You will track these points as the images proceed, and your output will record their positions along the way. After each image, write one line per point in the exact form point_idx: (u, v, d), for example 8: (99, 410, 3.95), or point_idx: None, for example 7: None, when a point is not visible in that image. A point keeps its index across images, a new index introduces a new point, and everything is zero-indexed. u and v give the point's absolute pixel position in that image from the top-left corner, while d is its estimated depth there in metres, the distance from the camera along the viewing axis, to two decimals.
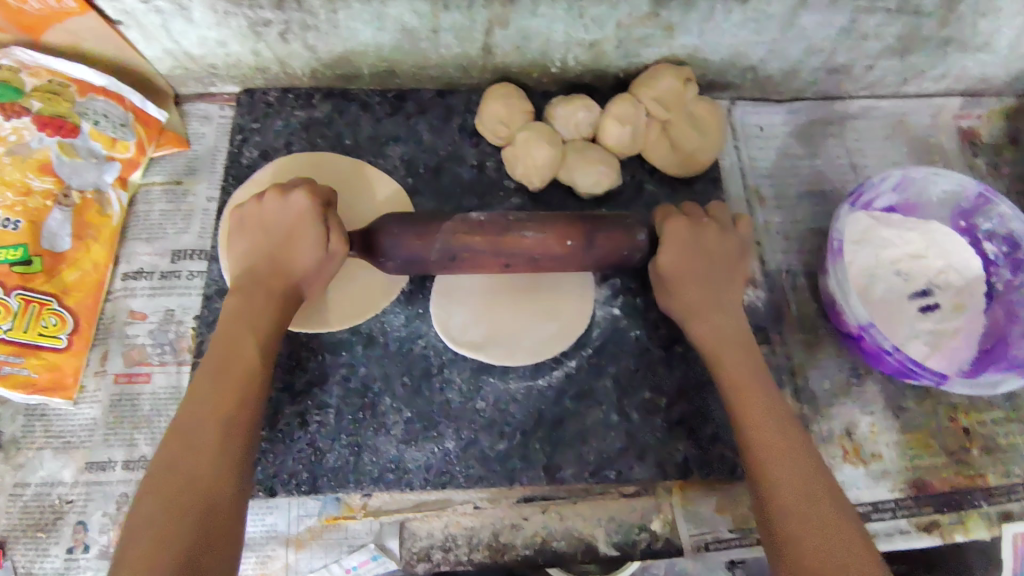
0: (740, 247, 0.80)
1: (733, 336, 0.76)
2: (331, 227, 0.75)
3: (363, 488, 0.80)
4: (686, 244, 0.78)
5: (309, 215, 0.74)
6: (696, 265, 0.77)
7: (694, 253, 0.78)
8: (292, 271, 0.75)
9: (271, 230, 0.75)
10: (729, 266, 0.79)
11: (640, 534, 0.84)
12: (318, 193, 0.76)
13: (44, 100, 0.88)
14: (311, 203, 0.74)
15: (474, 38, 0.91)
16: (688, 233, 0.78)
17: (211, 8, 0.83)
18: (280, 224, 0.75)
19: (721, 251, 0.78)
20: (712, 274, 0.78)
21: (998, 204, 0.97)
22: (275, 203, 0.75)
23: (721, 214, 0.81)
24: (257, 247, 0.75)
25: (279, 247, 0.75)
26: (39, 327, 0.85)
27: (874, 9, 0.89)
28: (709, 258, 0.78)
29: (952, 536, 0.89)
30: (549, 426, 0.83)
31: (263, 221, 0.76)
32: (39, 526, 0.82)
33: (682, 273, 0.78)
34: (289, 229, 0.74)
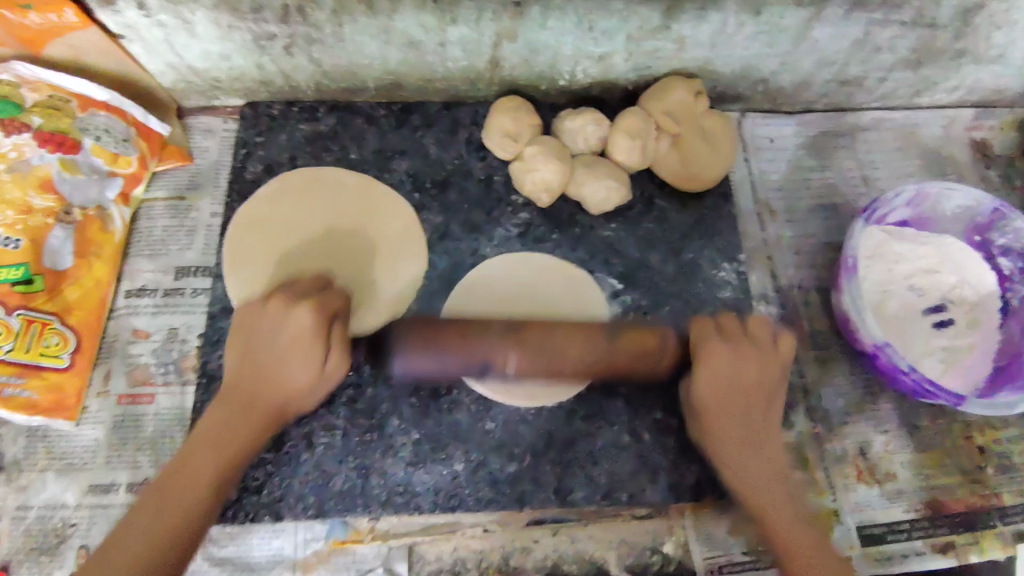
0: (778, 373, 0.76)
1: (755, 388, 0.75)
2: (330, 353, 0.71)
3: (371, 511, 0.78)
4: (725, 381, 0.74)
5: (314, 334, 0.69)
6: (725, 396, 0.74)
7: (724, 392, 0.74)
8: (284, 388, 0.70)
9: (266, 353, 0.70)
10: (765, 396, 0.76)
11: (652, 557, 0.83)
12: (322, 309, 0.71)
13: (45, 116, 0.86)
14: (315, 320, 0.70)
15: (481, 51, 0.90)
16: (731, 374, 0.74)
17: (214, 22, 0.82)
18: (274, 344, 0.70)
19: (758, 383, 0.75)
20: (744, 408, 0.75)
21: (1013, 219, 0.96)
22: (278, 313, 0.71)
23: (762, 334, 0.77)
24: (248, 367, 0.71)
25: (273, 370, 0.70)
26: (41, 347, 0.83)
27: (888, 22, 0.88)
28: (745, 399, 0.75)
29: (968, 556, 0.88)
30: (559, 447, 0.82)
31: (259, 331, 0.71)
32: (42, 550, 0.80)
33: (715, 407, 0.75)
34: (284, 350, 0.70)
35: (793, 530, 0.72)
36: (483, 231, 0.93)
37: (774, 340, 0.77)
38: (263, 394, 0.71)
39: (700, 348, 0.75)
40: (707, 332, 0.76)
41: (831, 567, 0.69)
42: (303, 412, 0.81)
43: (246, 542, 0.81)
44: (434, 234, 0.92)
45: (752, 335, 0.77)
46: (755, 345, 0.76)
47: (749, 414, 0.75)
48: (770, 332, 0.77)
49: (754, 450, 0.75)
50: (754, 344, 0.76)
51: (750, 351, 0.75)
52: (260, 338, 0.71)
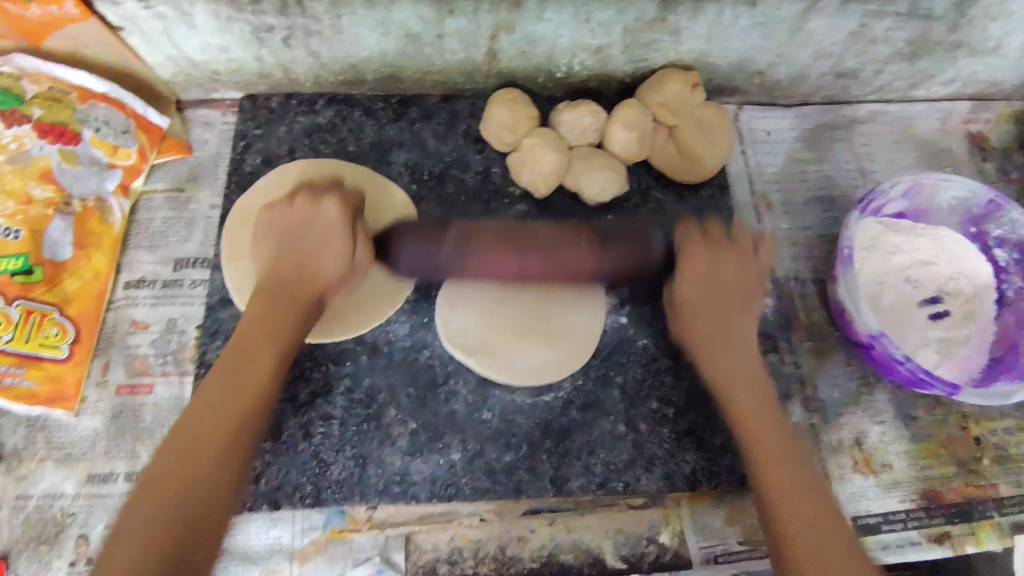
0: (756, 274, 0.78)
1: (733, 291, 0.77)
2: (358, 240, 0.76)
3: (368, 500, 0.79)
4: (703, 274, 0.77)
5: (343, 224, 0.74)
6: (710, 300, 0.77)
7: (707, 281, 0.77)
8: (319, 276, 0.73)
9: (298, 237, 0.74)
10: (741, 297, 0.77)
11: (648, 547, 0.83)
12: (347, 202, 0.76)
13: (45, 107, 0.87)
14: (341, 210, 0.74)
15: (479, 43, 0.90)
16: (709, 269, 0.77)
17: (213, 13, 0.82)
18: (310, 231, 0.74)
19: (731, 276, 0.77)
20: (725, 302, 0.77)
21: (1009, 211, 0.96)
22: (306, 208, 0.75)
23: (744, 236, 0.79)
24: (285, 264, 0.73)
25: (306, 259, 0.73)
26: (40, 338, 0.84)
27: (884, 13, 0.88)
28: (716, 292, 0.77)
29: (963, 546, 0.88)
30: (556, 437, 0.82)
31: (293, 227, 0.74)
32: (41, 539, 0.81)
33: (695, 302, 0.77)
34: (321, 233, 0.74)
35: (772, 442, 0.70)
36: None
37: (756, 245, 0.80)
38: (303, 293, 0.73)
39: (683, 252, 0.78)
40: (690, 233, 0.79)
41: (805, 513, 0.64)
42: (300, 402, 0.81)
43: (244, 531, 0.81)
44: None
45: (735, 238, 0.79)
46: (735, 246, 0.79)
47: (737, 349, 0.76)
48: (751, 234, 0.79)
49: (732, 346, 0.76)
50: (733, 244, 0.79)
51: (733, 254, 0.78)
52: (285, 294, 0.72)
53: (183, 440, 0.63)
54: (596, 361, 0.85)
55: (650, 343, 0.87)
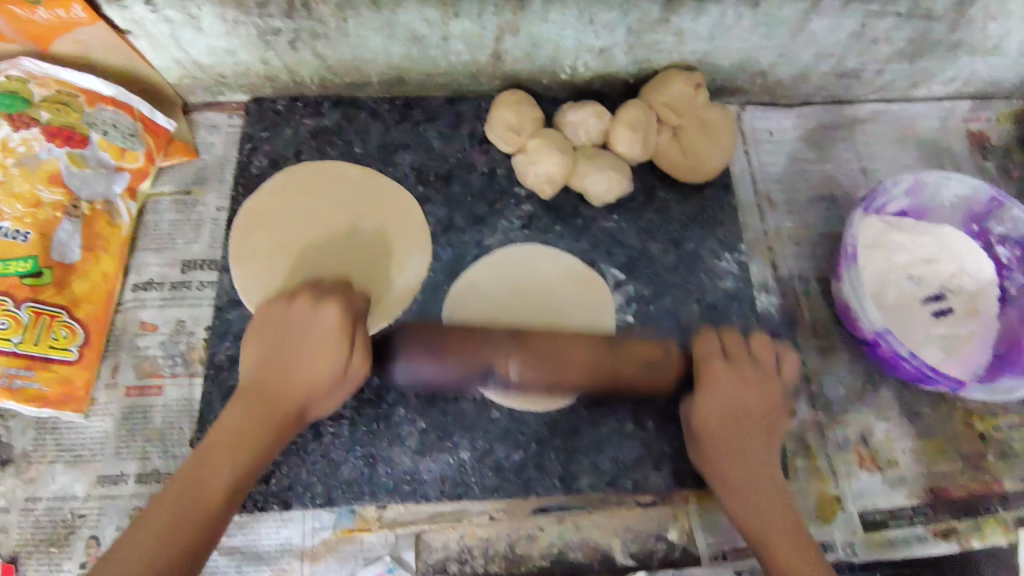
0: (778, 396, 0.79)
1: (756, 406, 0.77)
2: (354, 353, 0.73)
3: (378, 500, 0.79)
4: (726, 397, 0.77)
5: (342, 332, 0.72)
6: (729, 426, 0.76)
7: (727, 415, 0.76)
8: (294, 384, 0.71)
9: (292, 338, 0.71)
10: (765, 428, 0.78)
11: (657, 544, 0.84)
12: (349, 309, 0.74)
13: (54, 111, 0.87)
14: (343, 321, 0.72)
15: (484, 45, 0.91)
16: (732, 394, 0.77)
17: (220, 17, 0.83)
18: (305, 335, 0.71)
19: (754, 387, 0.77)
20: (741, 428, 0.76)
21: (1011, 208, 0.97)
22: (305, 311, 0.72)
23: (764, 355, 0.80)
24: (270, 360, 0.71)
25: (287, 365, 0.70)
26: (50, 340, 0.84)
27: (885, 14, 0.89)
28: (735, 419, 0.76)
29: (970, 542, 0.89)
30: (564, 435, 0.82)
31: (286, 325, 0.73)
32: (52, 541, 0.81)
33: (712, 427, 0.77)
34: (314, 341, 0.71)
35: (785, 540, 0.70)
36: (487, 223, 0.94)
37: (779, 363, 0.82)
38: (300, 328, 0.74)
39: (703, 368, 0.78)
40: (710, 351, 0.79)
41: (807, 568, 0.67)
42: None
43: (254, 531, 0.81)
44: (438, 227, 0.93)
45: (751, 351, 0.80)
46: (751, 356, 0.80)
47: (743, 433, 0.76)
48: (771, 354, 0.81)
49: (740, 433, 0.76)
50: (754, 364, 0.79)
51: (752, 384, 0.78)
52: (281, 359, 0.71)
53: (177, 483, 0.64)
54: None
55: (657, 341, 0.87)
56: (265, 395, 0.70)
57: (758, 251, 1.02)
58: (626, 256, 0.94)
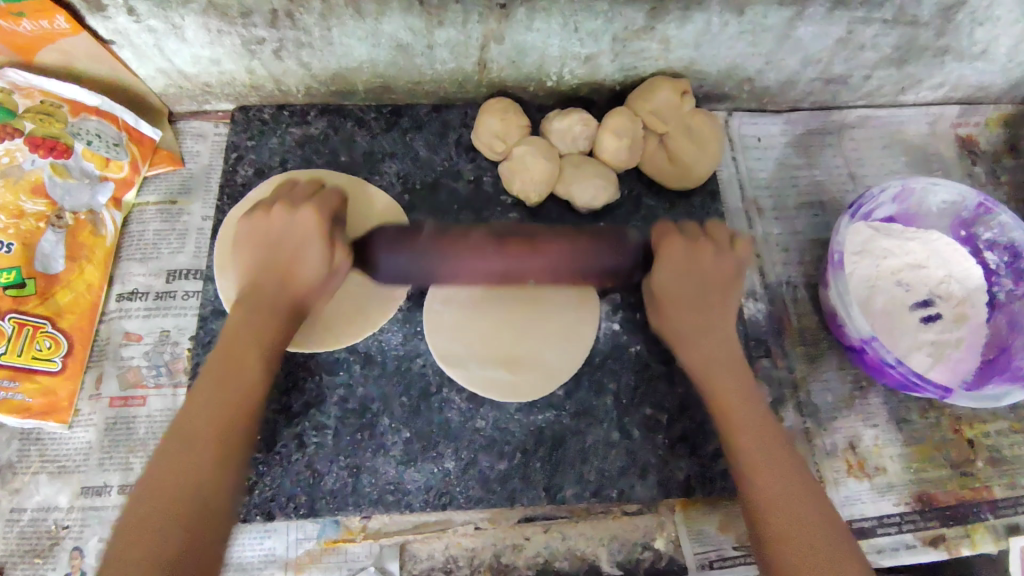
0: (734, 267, 0.78)
1: (712, 276, 0.77)
2: (337, 246, 0.75)
3: (362, 510, 0.79)
4: (685, 268, 0.77)
5: (321, 229, 0.74)
6: (686, 278, 0.77)
7: (687, 273, 0.77)
8: (302, 283, 0.73)
9: (273, 246, 0.73)
10: (720, 286, 0.77)
11: (643, 553, 0.84)
12: (325, 210, 0.75)
13: (37, 121, 0.87)
14: (319, 220, 0.74)
15: (469, 53, 0.91)
16: (685, 262, 0.77)
17: (204, 26, 0.83)
18: (286, 238, 0.73)
19: (713, 273, 0.77)
20: (704, 304, 0.77)
21: (999, 214, 0.96)
22: (282, 216, 0.74)
23: (721, 235, 0.80)
24: (253, 291, 0.73)
25: (278, 264, 0.73)
26: (33, 350, 0.84)
27: (871, 20, 0.89)
28: (693, 275, 0.77)
29: (958, 549, 0.88)
30: (549, 444, 0.82)
31: (266, 235, 0.74)
32: (35, 552, 0.80)
33: (674, 293, 0.77)
34: (296, 241, 0.73)
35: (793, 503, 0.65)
36: None
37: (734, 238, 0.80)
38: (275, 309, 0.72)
39: (659, 243, 0.79)
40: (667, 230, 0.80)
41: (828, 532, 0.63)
42: (294, 412, 0.81)
43: (238, 542, 0.81)
44: None
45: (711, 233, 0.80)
46: (713, 241, 0.79)
47: (706, 322, 0.77)
48: (727, 232, 0.80)
49: (733, 372, 0.74)
50: (710, 241, 0.78)
51: (710, 262, 0.77)
52: (265, 296, 0.73)
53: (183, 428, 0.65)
54: (589, 367, 0.86)
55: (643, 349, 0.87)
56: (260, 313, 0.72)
57: (746, 258, 1.01)
58: None
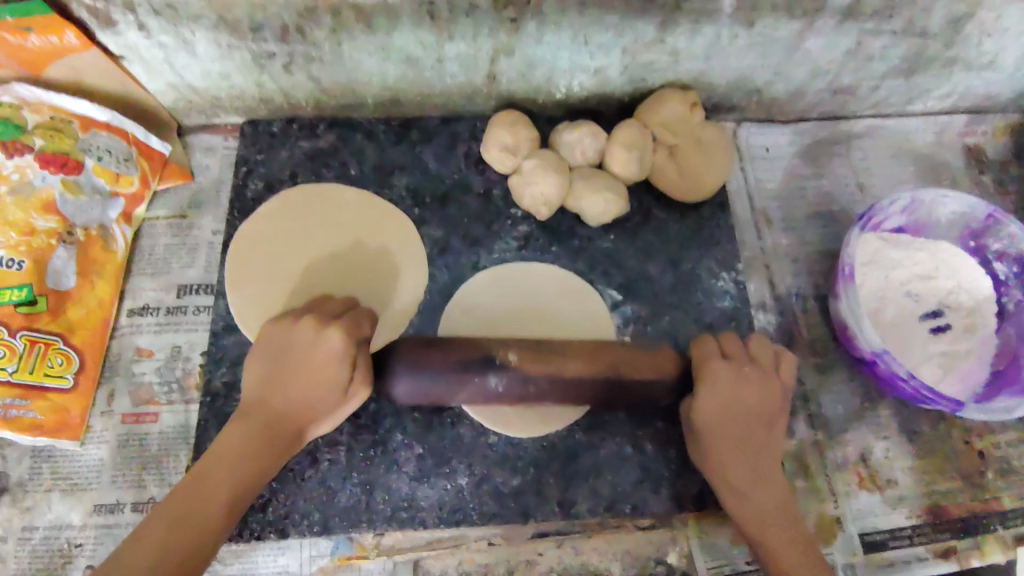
0: (779, 399, 0.75)
1: (755, 408, 0.74)
2: (356, 371, 0.70)
3: (376, 527, 0.79)
4: (729, 395, 0.73)
5: (343, 360, 0.69)
6: (730, 422, 0.73)
7: (727, 411, 0.73)
8: (308, 347, 0.69)
9: (297, 365, 0.69)
10: (761, 419, 0.74)
11: (656, 568, 0.84)
12: (353, 334, 0.70)
13: (47, 137, 0.87)
14: (346, 347, 0.69)
15: (479, 66, 0.91)
16: (731, 395, 0.73)
17: (214, 41, 0.83)
18: (307, 361, 0.69)
19: (754, 409, 0.73)
20: (744, 434, 0.73)
21: (1008, 225, 0.96)
22: (309, 335, 0.69)
23: (762, 355, 0.76)
24: (278, 360, 0.69)
25: (289, 374, 0.69)
26: (45, 367, 0.84)
27: (880, 32, 0.89)
28: (736, 420, 0.74)
29: (969, 561, 0.89)
30: (562, 460, 0.82)
31: (289, 360, 0.69)
32: (48, 571, 0.80)
33: (716, 420, 0.73)
34: (316, 368, 0.68)
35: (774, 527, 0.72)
36: (483, 244, 0.93)
37: (777, 363, 0.77)
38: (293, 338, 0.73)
39: (704, 366, 0.74)
40: (710, 352, 0.76)
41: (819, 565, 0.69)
42: None
43: (251, 560, 0.81)
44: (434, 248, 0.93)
45: (754, 356, 0.76)
46: (755, 363, 0.75)
47: (745, 438, 0.74)
48: (769, 350, 0.77)
49: (744, 453, 0.73)
50: (755, 364, 0.75)
51: (749, 385, 0.73)
52: (289, 341, 0.70)
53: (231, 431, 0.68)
54: None
55: None
56: (285, 372, 0.69)
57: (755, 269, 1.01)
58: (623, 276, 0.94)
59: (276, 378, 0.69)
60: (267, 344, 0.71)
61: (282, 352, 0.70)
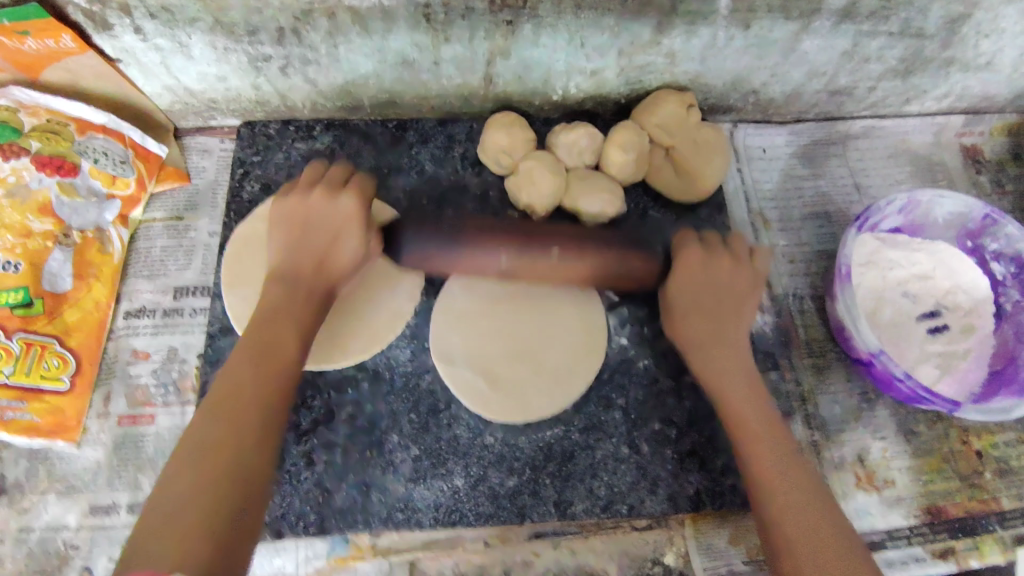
0: (752, 280, 0.81)
1: (729, 285, 0.79)
2: (371, 232, 0.78)
3: (372, 529, 0.78)
4: (704, 279, 0.79)
5: (359, 218, 0.76)
6: (704, 290, 0.79)
7: (700, 288, 0.79)
8: (335, 268, 0.75)
9: (316, 227, 0.75)
10: (736, 305, 0.79)
11: (653, 569, 0.84)
12: (363, 198, 0.77)
13: (44, 140, 0.87)
14: (360, 207, 0.76)
15: (475, 68, 0.91)
16: (701, 271, 0.79)
17: (211, 44, 0.83)
18: (325, 223, 0.75)
19: (729, 285, 0.79)
20: (718, 329, 0.78)
21: (1005, 225, 0.96)
22: (323, 201, 0.76)
23: (742, 249, 0.82)
24: (302, 259, 0.74)
25: (324, 249, 0.75)
26: (41, 370, 0.84)
27: (876, 33, 0.89)
28: (715, 308, 0.78)
29: (968, 561, 0.88)
30: (558, 461, 0.82)
31: (303, 211, 0.76)
32: (44, 572, 0.80)
33: (694, 301, 0.79)
34: (336, 228, 0.75)
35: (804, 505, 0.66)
36: None
37: (751, 254, 0.82)
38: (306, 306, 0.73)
39: (680, 249, 0.81)
40: (687, 240, 0.82)
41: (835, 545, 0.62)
42: (302, 430, 0.81)
43: None
44: None
45: (731, 246, 0.82)
46: (730, 251, 0.82)
47: (722, 311, 0.78)
48: (746, 245, 0.83)
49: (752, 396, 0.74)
50: (728, 249, 0.81)
51: (723, 275, 0.79)
52: (316, 261, 0.74)
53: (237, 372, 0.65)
54: (598, 383, 0.86)
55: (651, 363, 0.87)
56: (300, 260, 0.74)
57: None
58: None
59: (302, 260, 0.74)
60: (287, 279, 0.73)
61: (305, 275, 0.73)
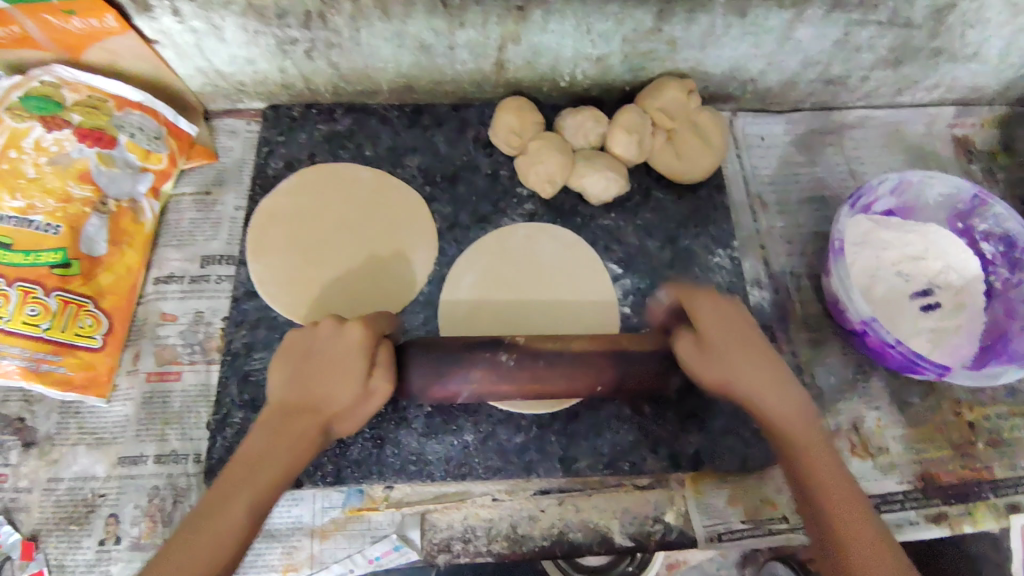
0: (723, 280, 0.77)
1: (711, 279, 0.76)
2: (376, 368, 0.71)
3: (385, 479, 0.82)
4: (719, 319, 0.73)
5: (365, 348, 0.71)
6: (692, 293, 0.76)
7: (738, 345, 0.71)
8: (329, 409, 0.68)
9: (315, 359, 0.70)
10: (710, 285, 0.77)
11: (654, 526, 0.86)
12: (373, 329, 0.74)
13: (84, 114, 0.93)
14: (363, 342, 0.71)
15: (488, 53, 0.97)
16: (723, 341, 0.71)
17: (243, 27, 0.89)
18: (331, 353, 0.71)
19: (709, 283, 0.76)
20: (803, 436, 0.67)
21: (994, 205, 1.00)
22: (329, 330, 0.72)
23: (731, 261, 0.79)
24: (297, 386, 0.69)
25: (315, 392, 0.69)
26: (76, 328, 0.88)
27: (866, 22, 0.94)
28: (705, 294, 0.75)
29: (961, 526, 0.91)
30: (563, 420, 0.86)
31: (310, 350, 0.71)
32: (72, 519, 0.84)
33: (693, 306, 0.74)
34: (338, 360, 0.70)
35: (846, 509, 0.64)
36: (490, 221, 0.98)
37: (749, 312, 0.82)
38: (310, 437, 0.67)
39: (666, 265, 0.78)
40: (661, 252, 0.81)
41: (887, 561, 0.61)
42: None
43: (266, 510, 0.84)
44: (444, 224, 0.98)
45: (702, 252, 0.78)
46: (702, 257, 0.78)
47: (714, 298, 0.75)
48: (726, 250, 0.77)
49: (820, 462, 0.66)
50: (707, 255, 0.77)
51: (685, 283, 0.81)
52: (313, 336, 0.72)
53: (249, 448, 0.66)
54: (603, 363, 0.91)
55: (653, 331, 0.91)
56: (302, 372, 0.70)
57: (750, 248, 1.06)
58: (623, 251, 0.98)
59: (299, 386, 0.69)
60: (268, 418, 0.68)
61: (300, 406, 0.68)
